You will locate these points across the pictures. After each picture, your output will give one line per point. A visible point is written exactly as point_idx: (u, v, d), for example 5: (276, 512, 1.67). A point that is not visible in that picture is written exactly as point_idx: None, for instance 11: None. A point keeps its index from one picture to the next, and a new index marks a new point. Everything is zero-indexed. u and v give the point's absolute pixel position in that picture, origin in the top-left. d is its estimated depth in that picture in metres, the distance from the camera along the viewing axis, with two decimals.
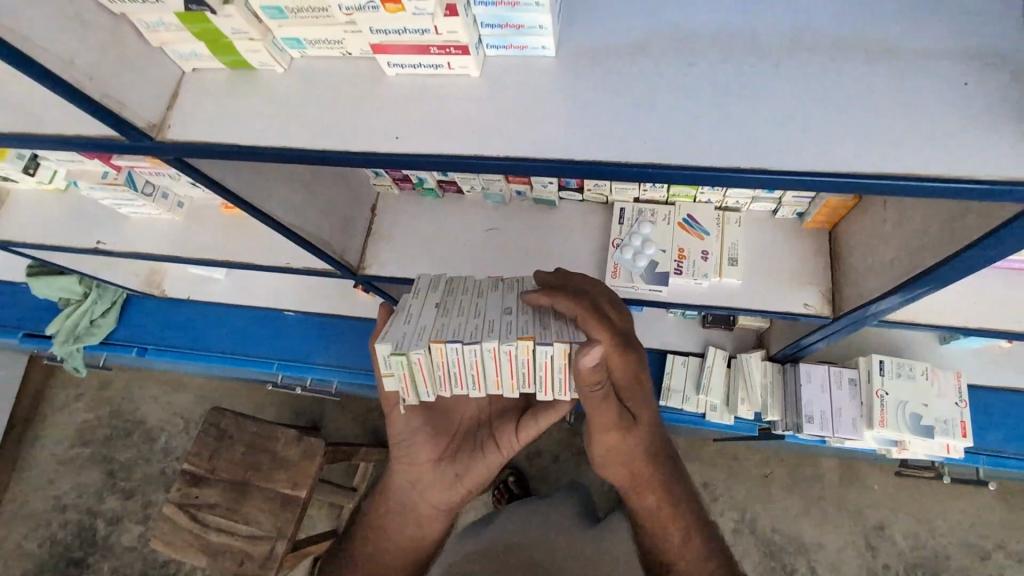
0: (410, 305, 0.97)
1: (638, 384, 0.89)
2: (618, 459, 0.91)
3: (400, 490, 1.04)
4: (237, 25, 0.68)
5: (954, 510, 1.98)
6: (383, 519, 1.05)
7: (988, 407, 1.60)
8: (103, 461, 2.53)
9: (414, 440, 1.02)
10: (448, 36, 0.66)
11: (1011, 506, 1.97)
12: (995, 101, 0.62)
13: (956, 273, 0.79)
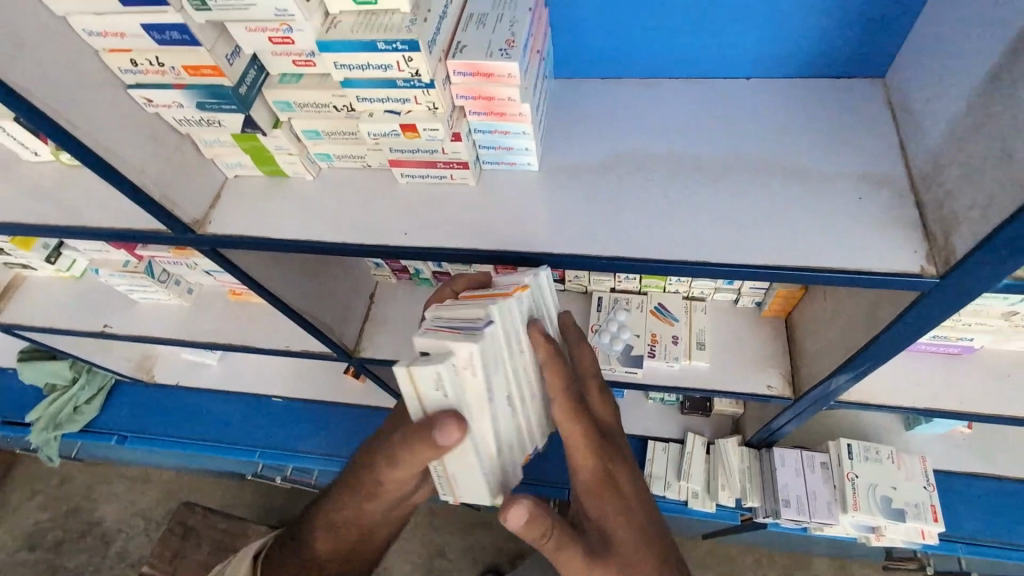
0: (485, 408, 0.73)
1: (612, 490, 0.81)
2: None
3: (338, 539, 0.92)
4: (281, 143, 0.84)
5: None
6: (300, 565, 0.92)
7: (964, 497, 1.64)
8: (49, 567, 2.37)
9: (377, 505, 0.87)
10: (453, 155, 0.82)
11: None
12: (886, 211, 0.78)
13: (885, 351, 0.91)
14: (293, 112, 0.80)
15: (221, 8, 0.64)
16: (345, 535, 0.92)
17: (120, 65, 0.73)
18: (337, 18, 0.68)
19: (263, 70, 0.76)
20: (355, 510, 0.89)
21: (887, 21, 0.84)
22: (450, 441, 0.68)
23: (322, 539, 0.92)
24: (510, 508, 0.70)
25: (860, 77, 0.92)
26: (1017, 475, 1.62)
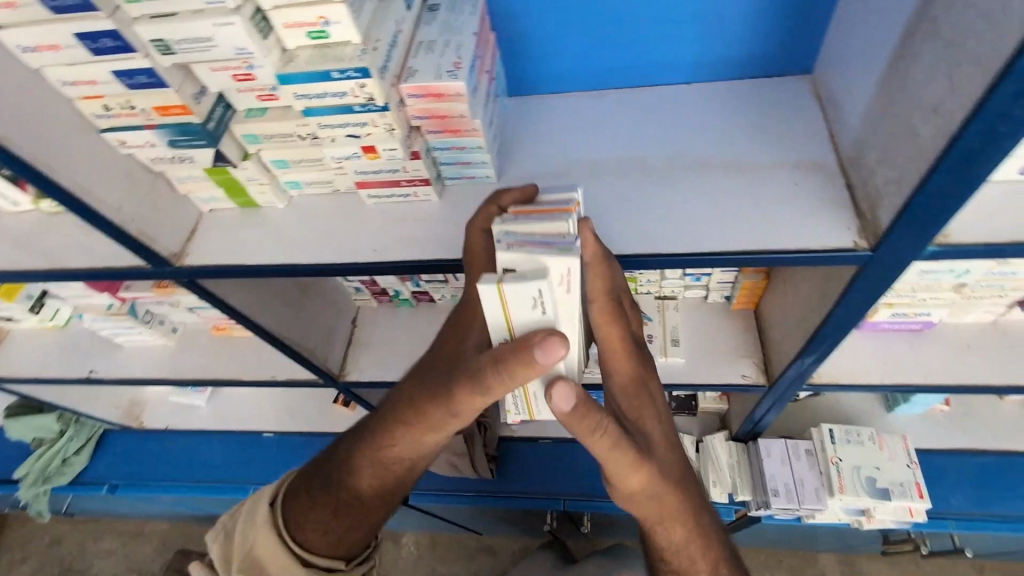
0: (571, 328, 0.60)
1: (643, 390, 0.72)
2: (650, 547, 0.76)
3: (362, 491, 0.75)
4: (252, 173, 0.89)
5: None
6: (313, 527, 0.75)
7: (951, 472, 1.67)
8: None
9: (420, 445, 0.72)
10: (415, 172, 0.87)
11: None
12: (819, 194, 0.84)
13: (839, 327, 0.96)
14: (260, 144, 0.85)
15: (185, 50, 0.69)
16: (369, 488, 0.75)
17: (93, 111, 0.78)
18: (293, 52, 0.73)
19: (229, 107, 0.81)
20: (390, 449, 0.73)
21: (804, 23, 0.92)
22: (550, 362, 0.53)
23: (340, 493, 0.75)
24: (555, 388, 0.57)
25: (789, 75, 1.00)
26: (998, 446, 1.66)
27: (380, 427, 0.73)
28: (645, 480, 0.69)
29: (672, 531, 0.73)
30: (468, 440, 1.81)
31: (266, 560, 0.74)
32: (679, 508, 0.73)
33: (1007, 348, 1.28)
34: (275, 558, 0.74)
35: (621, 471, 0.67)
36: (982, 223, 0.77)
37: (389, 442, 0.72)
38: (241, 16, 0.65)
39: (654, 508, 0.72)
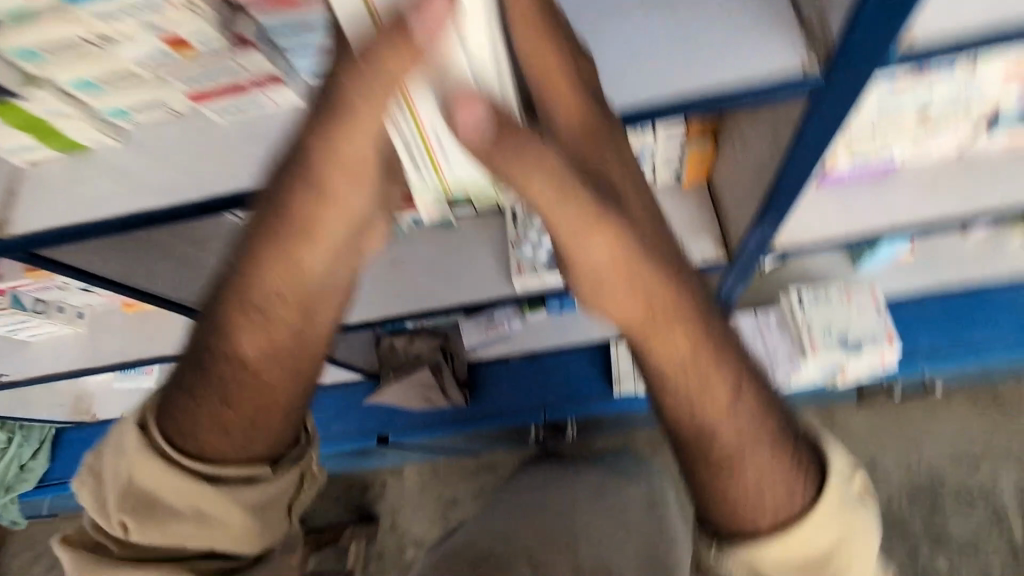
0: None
1: (599, 137, 0.59)
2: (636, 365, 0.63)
3: (251, 364, 0.63)
4: (51, 104, 0.70)
5: (940, 429, 1.96)
6: (206, 425, 0.63)
7: (915, 315, 1.69)
8: None
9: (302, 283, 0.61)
10: (257, 69, 0.69)
11: (989, 410, 1.96)
12: (756, 15, 0.69)
13: (796, 180, 0.84)
14: (45, 63, 0.65)
15: None
16: (258, 356, 0.63)
17: None
18: None
19: None
20: (266, 298, 0.61)
21: None
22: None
23: (225, 373, 0.63)
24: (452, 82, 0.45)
25: None
26: (964, 281, 1.64)
27: (246, 278, 0.61)
28: (612, 251, 0.55)
29: (662, 337, 0.59)
30: (437, 371, 1.79)
31: (156, 487, 0.62)
32: (668, 303, 0.58)
33: (971, 175, 1.20)
34: (165, 482, 0.62)
35: (571, 227, 0.54)
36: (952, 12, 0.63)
37: (264, 290, 0.61)
38: None
39: (632, 305, 0.58)
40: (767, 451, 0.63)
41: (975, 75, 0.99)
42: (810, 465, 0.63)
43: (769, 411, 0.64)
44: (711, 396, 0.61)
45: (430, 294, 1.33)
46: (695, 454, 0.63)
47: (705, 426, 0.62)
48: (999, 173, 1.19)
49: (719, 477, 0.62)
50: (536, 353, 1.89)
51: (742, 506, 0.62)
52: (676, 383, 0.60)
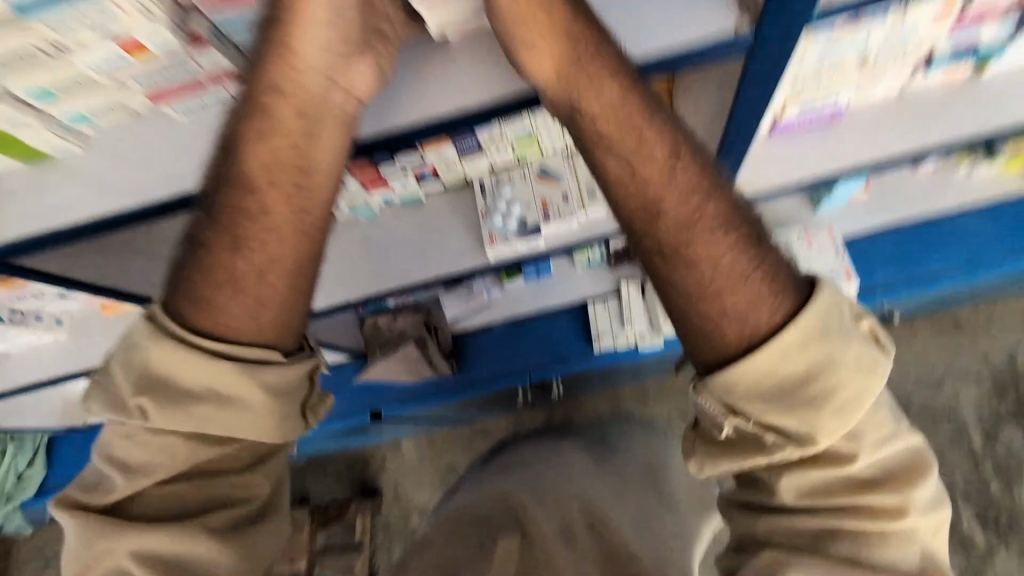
0: None
1: None
2: (589, 158, 0.73)
3: (252, 216, 0.68)
4: (14, 115, 0.71)
5: (901, 356, 2.10)
6: (213, 285, 0.66)
7: (874, 248, 1.78)
8: None
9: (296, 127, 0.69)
10: (212, 65, 0.70)
11: (946, 333, 2.09)
12: None
13: (744, 130, 0.89)
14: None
15: None
16: (257, 206, 0.69)
17: None
18: None
19: None
20: (264, 147, 0.69)
21: None
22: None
23: (228, 230, 0.68)
24: None
25: None
26: (916, 213, 1.72)
27: (242, 132, 0.69)
28: (554, 37, 0.68)
29: (602, 113, 0.69)
30: (421, 346, 1.82)
31: (167, 365, 0.62)
32: (613, 88, 0.69)
33: (913, 114, 1.26)
34: (175, 357, 0.62)
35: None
36: None
37: (260, 139, 0.69)
38: None
39: (558, 74, 0.69)
40: (723, 244, 0.68)
41: (910, 20, 1.01)
42: (780, 277, 0.67)
43: (729, 216, 0.70)
44: (660, 184, 0.69)
45: (407, 271, 1.36)
46: (649, 245, 0.70)
47: (658, 214, 0.69)
48: (941, 111, 1.24)
49: (670, 266, 0.69)
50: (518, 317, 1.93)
51: (700, 300, 0.67)
52: (620, 162, 0.70)
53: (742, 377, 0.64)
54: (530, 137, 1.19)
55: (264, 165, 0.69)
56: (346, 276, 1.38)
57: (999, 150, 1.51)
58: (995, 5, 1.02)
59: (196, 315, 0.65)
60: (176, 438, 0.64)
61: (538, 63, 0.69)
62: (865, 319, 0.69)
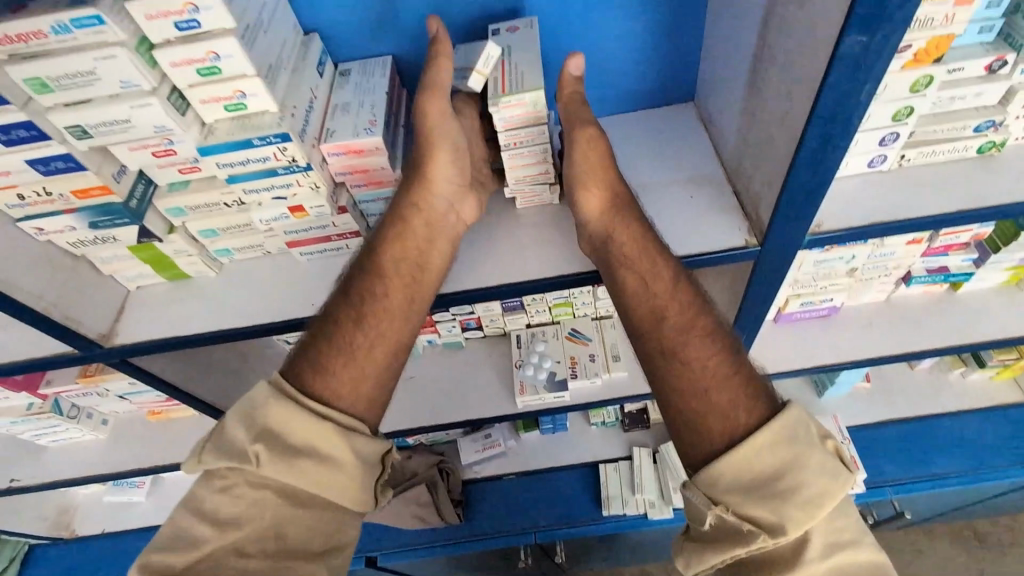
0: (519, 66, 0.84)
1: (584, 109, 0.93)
2: (608, 275, 0.88)
3: (373, 299, 0.85)
4: (180, 246, 0.90)
5: (920, 562, 2.02)
6: (332, 356, 0.80)
7: (882, 441, 1.81)
8: None
9: (418, 237, 0.89)
10: (344, 226, 0.91)
11: (963, 543, 2.04)
12: (712, 203, 0.95)
13: (752, 319, 1.06)
14: (186, 216, 0.87)
15: (103, 133, 0.71)
16: (376, 291, 0.86)
17: (7, 202, 0.77)
18: (212, 126, 0.77)
19: (150, 182, 0.83)
20: (393, 248, 0.88)
21: (681, 57, 1.03)
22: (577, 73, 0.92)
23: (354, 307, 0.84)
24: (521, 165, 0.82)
25: (677, 102, 1.11)
26: (917, 412, 1.81)
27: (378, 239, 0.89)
28: (604, 185, 0.89)
29: (626, 240, 0.86)
30: (432, 488, 1.78)
31: (287, 424, 0.73)
32: (636, 224, 0.87)
33: (901, 321, 1.44)
34: (297, 417, 0.73)
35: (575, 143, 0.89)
36: (843, 214, 0.90)
37: (391, 243, 0.88)
38: (158, 96, 0.69)
39: (600, 209, 0.88)
40: (710, 351, 0.80)
41: (887, 246, 1.24)
42: (758, 389, 0.77)
43: (719, 332, 0.83)
44: (664, 297, 0.84)
45: (439, 410, 1.45)
46: (653, 344, 0.83)
47: (660, 320, 0.83)
48: (924, 321, 1.42)
49: (669, 364, 0.81)
50: (532, 471, 1.91)
51: (689, 396, 0.77)
52: (634, 276, 0.85)
53: (724, 470, 0.71)
54: (565, 302, 1.42)
55: (391, 263, 0.88)
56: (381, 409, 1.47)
57: (985, 359, 1.69)
58: (957, 240, 1.26)
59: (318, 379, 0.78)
60: (268, 491, 0.71)
61: (588, 200, 0.89)
62: (835, 441, 0.73)
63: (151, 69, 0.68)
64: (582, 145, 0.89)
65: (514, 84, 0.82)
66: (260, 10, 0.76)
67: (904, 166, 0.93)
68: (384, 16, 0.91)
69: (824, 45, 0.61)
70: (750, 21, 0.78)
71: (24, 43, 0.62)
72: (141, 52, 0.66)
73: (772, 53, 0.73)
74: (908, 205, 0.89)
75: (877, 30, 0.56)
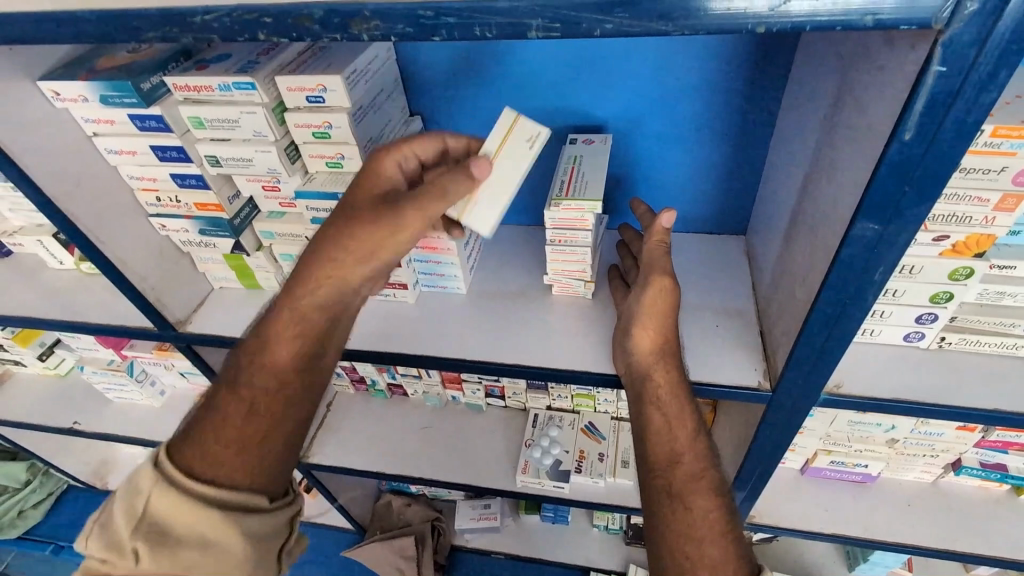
0: (584, 173, 0.93)
1: (662, 251, 0.91)
2: (638, 406, 0.87)
3: (307, 320, 0.81)
4: (260, 262, 1.05)
5: None
6: (252, 381, 0.79)
7: None
8: None
9: (370, 264, 0.80)
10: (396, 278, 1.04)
11: None
12: (737, 338, 0.97)
13: (760, 463, 1.03)
14: (273, 239, 1.02)
15: (229, 164, 0.89)
16: (315, 314, 0.82)
17: (147, 200, 0.97)
18: (313, 176, 0.93)
19: (254, 208, 1.01)
20: (343, 270, 0.80)
21: (737, 195, 1.09)
22: (669, 228, 0.92)
23: (290, 323, 0.81)
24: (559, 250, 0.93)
25: (730, 234, 1.16)
26: None
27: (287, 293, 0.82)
28: (660, 328, 0.88)
29: (664, 383, 0.86)
30: (419, 542, 1.81)
31: (166, 509, 0.70)
32: (677, 374, 0.87)
33: (945, 511, 1.31)
34: (179, 503, 0.70)
35: (647, 284, 0.89)
36: (866, 381, 0.88)
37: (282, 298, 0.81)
38: (277, 146, 0.86)
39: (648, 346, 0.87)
40: (713, 504, 0.80)
41: (932, 427, 1.17)
42: (746, 555, 0.77)
43: (724, 491, 0.83)
44: (683, 443, 0.84)
45: (442, 467, 1.49)
46: (661, 484, 0.82)
47: (673, 464, 0.83)
48: (971, 520, 1.29)
49: (673, 508, 0.80)
50: (522, 557, 1.86)
51: (686, 540, 0.77)
52: (661, 418, 0.85)
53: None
54: (588, 394, 1.45)
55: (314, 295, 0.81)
56: (392, 449, 1.54)
57: None
58: (1018, 440, 1.16)
59: (225, 423, 0.76)
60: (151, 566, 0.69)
61: (640, 335, 0.88)
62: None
63: (279, 125, 0.86)
64: (654, 291, 0.88)
65: (578, 190, 0.89)
66: (376, 93, 0.92)
67: (942, 348, 0.91)
68: (479, 113, 1.07)
69: (840, 223, 0.65)
70: (792, 182, 0.84)
71: (196, 92, 0.82)
72: (276, 112, 0.84)
73: (803, 215, 0.78)
74: (939, 389, 0.86)
75: (889, 222, 0.60)
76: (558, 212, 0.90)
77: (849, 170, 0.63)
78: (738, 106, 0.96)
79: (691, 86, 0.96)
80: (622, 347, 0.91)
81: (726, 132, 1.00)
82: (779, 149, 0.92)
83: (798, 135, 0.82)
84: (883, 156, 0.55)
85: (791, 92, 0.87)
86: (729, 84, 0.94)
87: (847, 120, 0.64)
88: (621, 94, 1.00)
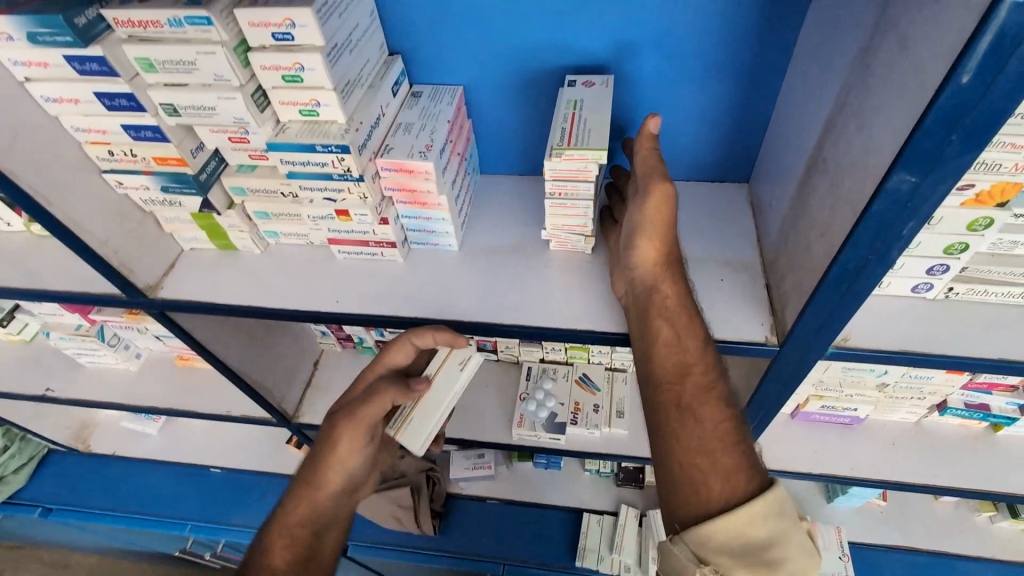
0: (586, 118, 0.85)
1: (654, 160, 0.87)
2: (642, 320, 0.84)
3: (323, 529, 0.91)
4: (233, 221, 0.96)
5: None
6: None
7: (896, 566, 1.63)
8: None
9: (332, 471, 0.92)
10: (383, 236, 0.96)
11: None
12: (743, 291, 0.94)
13: (761, 413, 1.03)
14: (246, 196, 0.93)
15: (189, 114, 0.79)
16: (303, 529, 0.89)
17: (98, 154, 0.87)
18: (286, 126, 0.83)
19: (222, 161, 0.91)
20: (317, 490, 0.92)
21: (744, 140, 1.03)
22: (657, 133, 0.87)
23: (279, 540, 0.88)
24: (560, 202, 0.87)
25: (732, 181, 1.11)
26: (931, 547, 1.63)
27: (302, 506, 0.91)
28: (664, 237, 0.85)
29: (672, 295, 0.84)
30: (415, 492, 1.81)
31: None
32: (683, 286, 0.85)
33: (926, 448, 1.36)
34: None
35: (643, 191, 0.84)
36: (873, 333, 0.87)
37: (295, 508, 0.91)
38: (243, 93, 0.76)
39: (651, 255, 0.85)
40: (724, 415, 0.77)
41: (923, 372, 1.18)
42: (759, 467, 0.74)
43: (736, 406, 0.80)
44: (694, 354, 0.80)
45: None
46: (670, 396, 0.79)
47: (684, 376, 0.79)
48: (951, 457, 1.34)
49: (682, 420, 0.77)
50: (515, 501, 1.90)
51: (694, 451, 0.74)
52: (669, 329, 0.82)
53: (717, 528, 0.69)
54: (581, 346, 1.43)
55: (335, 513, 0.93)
56: None
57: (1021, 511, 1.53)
58: (1003, 382, 1.19)
59: None
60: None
61: (642, 247, 0.85)
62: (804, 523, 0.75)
63: (243, 68, 0.76)
64: (654, 201, 0.84)
65: (580, 138, 0.83)
66: (350, 29, 0.82)
67: (948, 298, 0.89)
68: (465, 51, 0.97)
69: (872, 175, 0.60)
70: (809, 128, 0.78)
71: (142, 28, 0.71)
72: (238, 53, 0.74)
73: (823, 165, 0.73)
74: (946, 340, 0.85)
75: (927, 175, 0.55)
76: (558, 161, 0.83)
77: (886, 117, 0.58)
78: (751, 42, 0.89)
79: (700, 20, 0.87)
80: (626, 263, 0.88)
81: (735, 72, 0.93)
82: (794, 91, 0.85)
83: (819, 76, 0.75)
84: (932, 104, 0.50)
85: (812, 27, 0.79)
86: (742, 17, 0.86)
87: (886, 60, 0.58)
88: (623, 29, 0.91)
